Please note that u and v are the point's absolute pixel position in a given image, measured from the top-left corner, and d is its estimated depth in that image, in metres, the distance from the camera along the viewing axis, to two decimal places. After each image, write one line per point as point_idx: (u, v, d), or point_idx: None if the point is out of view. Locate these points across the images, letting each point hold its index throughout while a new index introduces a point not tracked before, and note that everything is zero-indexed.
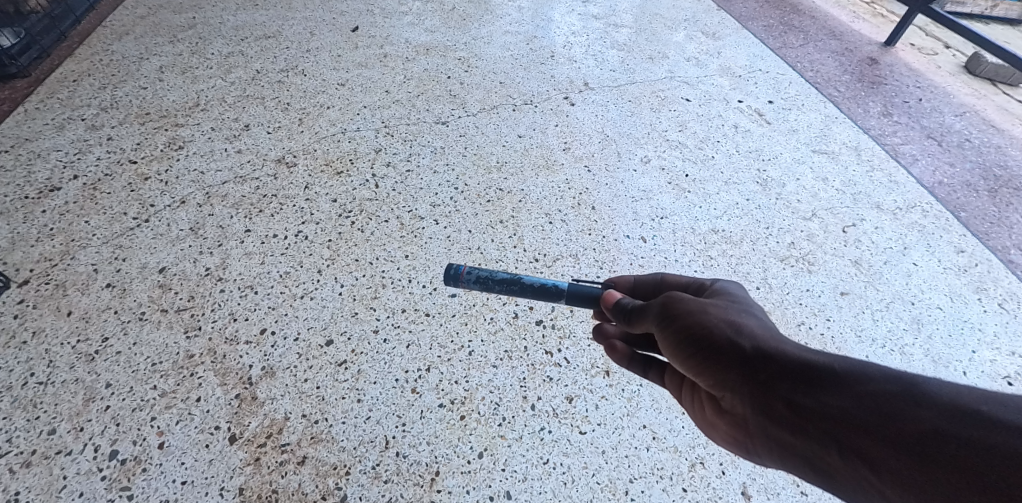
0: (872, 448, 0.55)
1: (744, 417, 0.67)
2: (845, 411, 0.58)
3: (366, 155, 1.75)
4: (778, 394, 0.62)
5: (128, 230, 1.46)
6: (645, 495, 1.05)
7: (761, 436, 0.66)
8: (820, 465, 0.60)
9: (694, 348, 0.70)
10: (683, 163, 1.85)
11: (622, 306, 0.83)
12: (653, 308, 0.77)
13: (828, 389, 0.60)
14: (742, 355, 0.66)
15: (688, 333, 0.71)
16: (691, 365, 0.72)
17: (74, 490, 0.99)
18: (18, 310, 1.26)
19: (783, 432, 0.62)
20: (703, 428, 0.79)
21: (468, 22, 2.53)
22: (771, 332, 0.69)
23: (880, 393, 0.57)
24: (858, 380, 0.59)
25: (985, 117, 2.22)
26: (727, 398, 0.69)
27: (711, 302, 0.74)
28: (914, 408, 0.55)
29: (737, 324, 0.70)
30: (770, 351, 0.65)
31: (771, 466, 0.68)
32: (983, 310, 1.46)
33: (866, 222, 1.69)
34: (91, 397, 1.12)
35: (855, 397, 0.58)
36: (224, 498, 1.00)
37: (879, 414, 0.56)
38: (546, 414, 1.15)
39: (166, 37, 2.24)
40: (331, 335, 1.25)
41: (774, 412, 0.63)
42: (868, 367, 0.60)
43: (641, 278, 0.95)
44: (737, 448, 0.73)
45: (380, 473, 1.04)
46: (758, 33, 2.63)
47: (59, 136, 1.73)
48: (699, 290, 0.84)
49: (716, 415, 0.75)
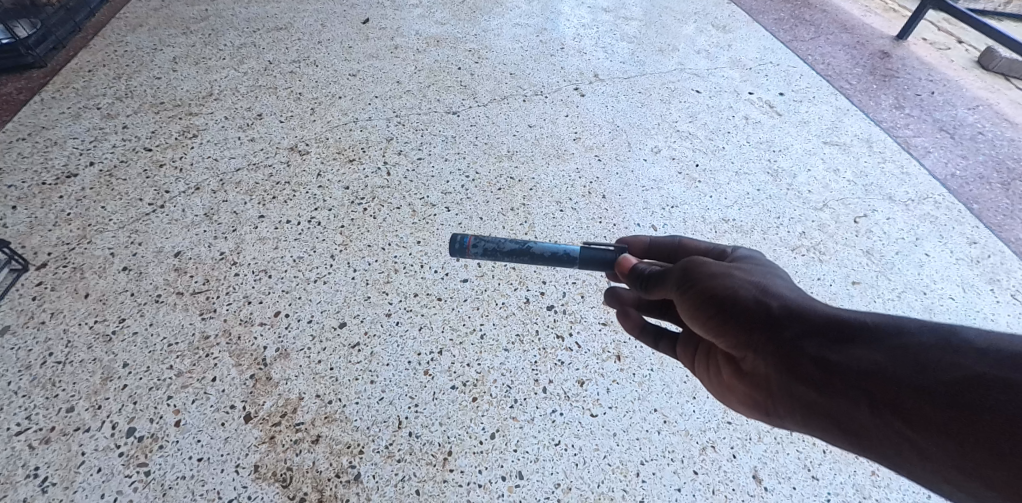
0: (903, 397, 0.56)
1: (766, 377, 0.68)
2: (875, 362, 0.59)
3: (377, 144, 1.76)
4: (803, 349, 0.64)
5: (143, 216, 1.48)
6: (656, 477, 1.05)
7: (783, 396, 0.67)
8: (846, 421, 0.60)
9: (715, 309, 0.72)
10: (693, 153, 1.85)
11: (639, 272, 0.85)
12: (673, 273, 0.78)
13: (858, 344, 0.61)
14: (768, 314, 0.68)
15: (709, 294, 0.73)
16: (710, 326, 0.73)
17: (92, 465, 1.01)
18: (36, 292, 1.28)
19: (808, 389, 0.63)
20: (719, 395, 0.80)
21: (478, 14, 2.53)
22: (798, 295, 0.71)
23: (912, 345, 0.59)
24: (890, 335, 0.60)
25: (999, 110, 2.20)
26: (748, 359, 0.70)
27: (733, 266, 0.76)
28: (950, 357, 0.56)
29: (762, 287, 0.72)
30: (797, 310, 0.67)
31: (791, 428, 0.68)
32: (996, 301, 1.45)
33: (878, 213, 1.69)
34: (109, 376, 1.14)
35: (885, 350, 0.60)
36: (240, 474, 1.01)
37: (912, 364, 0.57)
38: (558, 397, 1.16)
39: (179, 29, 2.26)
40: (344, 318, 1.27)
41: (800, 369, 0.64)
42: (900, 322, 0.62)
43: (657, 240, 0.96)
44: (755, 412, 0.74)
45: (393, 453, 1.05)
46: (769, 26, 2.62)
47: (76, 124, 1.76)
48: (719, 257, 0.85)
49: (735, 379, 0.76)
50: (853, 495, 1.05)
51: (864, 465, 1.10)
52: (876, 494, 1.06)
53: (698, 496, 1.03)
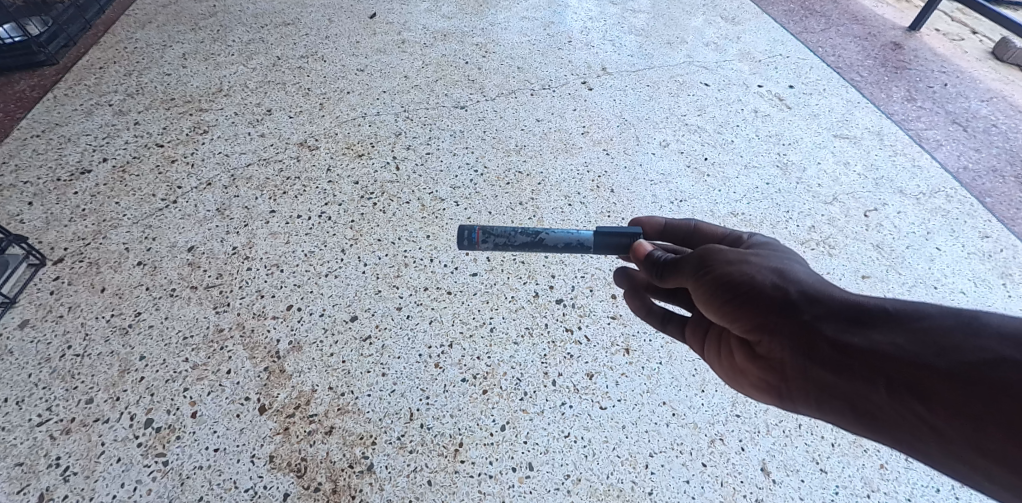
0: (921, 379, 0.56)
1: (781, 361, 0.69)
2: (895, 345, 0.60)
3: (386, 139, 1.77)
4: (821, 333, 0.65)
5: (157, 211, 1.50)
6: (665, 468, 1.06)
7: (798, 379, 0.68)
8: (862, 404, 0.61)
9: (731, 294, 0.73)
10: (702, 147, 1.84)
11: (655, 259, 0.85)
12: (689, 260, 0.79)
13: (878, 328, 0.62)
14: (786, 298, 0.69)
15: (726, 280, 0.73)
16: (725, 311, 0.74)
17: (112, 455, 1.03)
18: (54, 286, 1.31)
19: (826, 373, 0.64)
20: (731, 378, 0.82)
21: (485, 8, 2.52)
22: (818, 280, 0.71)
23: (933, 329, 0.59)
24: (910, 318, 0.61)
25: (1013, 102, 2.17)
26: (764, 343, 0.71)
27: (751, 253, 0.77)
28: (970, 339, 0.56)
29: (779, 272, 0.72)
30: (816, 295, 0.68)
31: (806, 412, 0.69)
32: (1008, 295, 1.44)
33: (888, 207, 1.68)
34: (126, 368, 1.16)
35: (906, 333, 0.60)
36: (255, 464, 1.03)
37: (931, 347, 0.58)
38: (567, 389, 1.17)
39: (187, 25, 2.27)
40: (355, 312, 1.28)
41: (818, 352, 0.64)
42: (922, 306, 0.62)
43: (673, 221, 0.96)
44: (768, 395, 0.75)
45: (406, 444, 1.07)
46: (778, 17, 2.60)
47: (88, 121, 1.78)
48: (735, 242, 0.87)
49: (747, 363, 0.77)
50: (862, 488, 1.06)
51: (873, 458, 1.10)
52: (884, 487, 1.06)
53: (707, 488, 1.04)
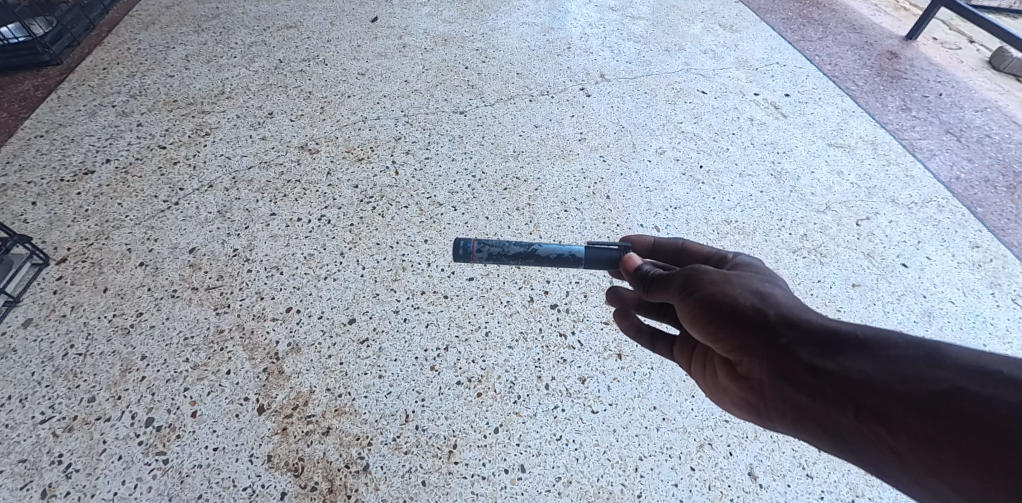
0: (886, 404, 0.59)
1: (760, 381, 0.71)
2: (863, 370, 0.62)
3: (386, 143, 1.80)
4: (796, 356, 0.67)
5: (159, 212, 1.53)
6: (654, 472, 1.09)
7: (776, 400, 0.70)
8: (834, 426, 0.63)
9: (715, 314, 0.75)
10: (698, 154, 1.87)
11: (643, 273, 0.88)
12: (676, 279, 0.82)
13: (851, 355, 0.64)
14: (765, 321, 0.71)
15: (710, 300, 0.76)
16: (708, 331, 0.77)
17: (113, 453, 1.05)
18: (57, 286, 1.33)
19: (801, 396, 0.66)
20: (713, 395, 0.83)
21: (486, 13, 2.55)
22: (796, 303, 0.74)
23: (902, 357, 0.61)
24: (881, 346, 0.63)
25: (1007, 112, 2.20)
26: (744, 363, 0.73)
27: (735, 274, 0.80)
28: (935, 369, 0.58)
29: (760, 295, 0.75)
30: (794, 319, 0.70)
31: (781, 429, 0.71)
32: (996, 305, 1.46)
33: (880, 216, 1.70)
34: (128, 367, 1.18)
35: (875, 360, 0.62)
36: (254, 463, 1.05)
37: (898, 375, 0.60)
38: (560, 393, 1.19)
39: (192, 27, 2.30)
40: (353, 314, 1.31)
41: (795, 376, 0.67)
42: (892, 334, 0.64)
43: (661, 240, 0.99)
44: (745, 412, 0.76)
45: (401, 445, 1.09)
46: (776, 26, 2.62)
47: (92, 122, 1.80)
48: (719, 261, 0.89)
49: (728, 381, 0.78)
50: (847, 493, 1.08)
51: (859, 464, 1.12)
52: (868, 493, 1.09)
53: (695, 492, 1.06)
